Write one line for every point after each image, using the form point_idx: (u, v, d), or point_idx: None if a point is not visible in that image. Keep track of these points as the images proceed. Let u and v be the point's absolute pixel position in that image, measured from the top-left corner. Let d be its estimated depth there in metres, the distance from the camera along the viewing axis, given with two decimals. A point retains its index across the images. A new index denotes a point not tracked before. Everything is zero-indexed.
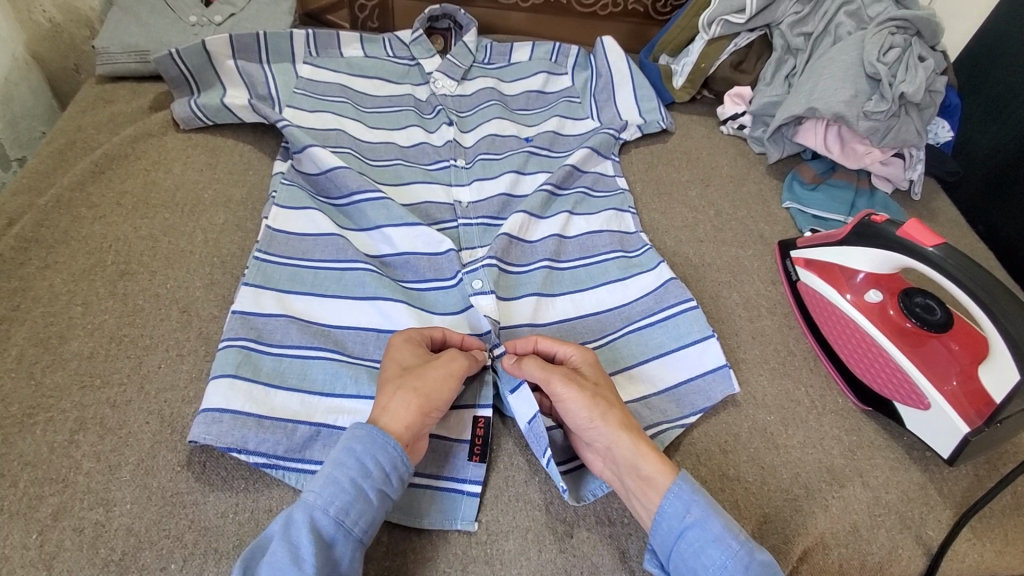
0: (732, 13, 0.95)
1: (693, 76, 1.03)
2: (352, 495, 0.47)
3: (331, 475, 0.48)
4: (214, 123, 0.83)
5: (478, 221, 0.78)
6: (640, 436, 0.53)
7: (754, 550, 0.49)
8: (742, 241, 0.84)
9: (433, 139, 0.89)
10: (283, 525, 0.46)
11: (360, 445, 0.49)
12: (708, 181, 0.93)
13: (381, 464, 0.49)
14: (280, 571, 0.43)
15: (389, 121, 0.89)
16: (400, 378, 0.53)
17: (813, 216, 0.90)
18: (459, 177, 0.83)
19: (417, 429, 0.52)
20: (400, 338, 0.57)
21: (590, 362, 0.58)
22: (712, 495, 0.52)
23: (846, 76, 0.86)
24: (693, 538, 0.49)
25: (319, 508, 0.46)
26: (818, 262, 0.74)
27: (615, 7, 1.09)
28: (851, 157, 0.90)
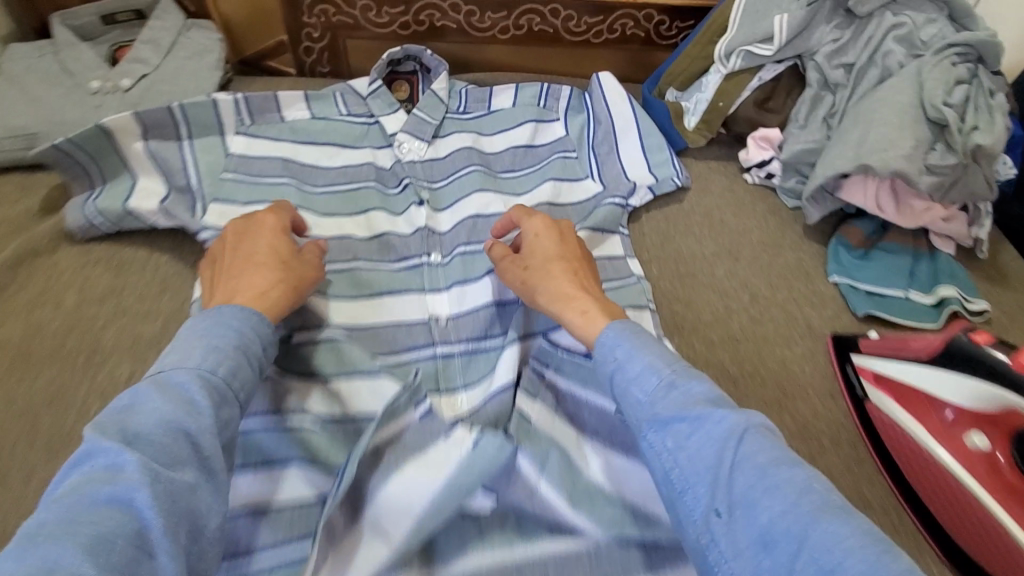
0: (756, 42, 0.78)
1: (710, 117, 0.85)
2: (236, 359, 0.48)
3: (204, 344, 0.47)
4: (121, 229, 0.66)
5: (460, 348, 0.65)
6: (573, 303, 0.57)
7: (680, 381, 0.48)
8: (787, 337, 0.70)
9: (400, 227, 0.74)
10: (157, 384, 0.43)
11: (235, 321, 0.50)
12: (736, 252, 0.78)
13: (253, 329, 0.50)
14: (173, 419, 0.42)
15: (346, 206, 0.73)
16: (263, 258, 0.57)
17: (867, 292, 0.75)
18: (434, 279, 0.69)
19: (269, 299, 0.54)
20: (274, 228, 0.61)
21: (537, 232, 0.64)
22: (648, 340, 0.52)
23: (904, 122, 0.70)
24: (619, 380, 0.50)
25: (206, 370, 0.45)
26: (894, 383, 0.62)
27: (612, 33, 0.91)
28: (909, 215, 0.75)
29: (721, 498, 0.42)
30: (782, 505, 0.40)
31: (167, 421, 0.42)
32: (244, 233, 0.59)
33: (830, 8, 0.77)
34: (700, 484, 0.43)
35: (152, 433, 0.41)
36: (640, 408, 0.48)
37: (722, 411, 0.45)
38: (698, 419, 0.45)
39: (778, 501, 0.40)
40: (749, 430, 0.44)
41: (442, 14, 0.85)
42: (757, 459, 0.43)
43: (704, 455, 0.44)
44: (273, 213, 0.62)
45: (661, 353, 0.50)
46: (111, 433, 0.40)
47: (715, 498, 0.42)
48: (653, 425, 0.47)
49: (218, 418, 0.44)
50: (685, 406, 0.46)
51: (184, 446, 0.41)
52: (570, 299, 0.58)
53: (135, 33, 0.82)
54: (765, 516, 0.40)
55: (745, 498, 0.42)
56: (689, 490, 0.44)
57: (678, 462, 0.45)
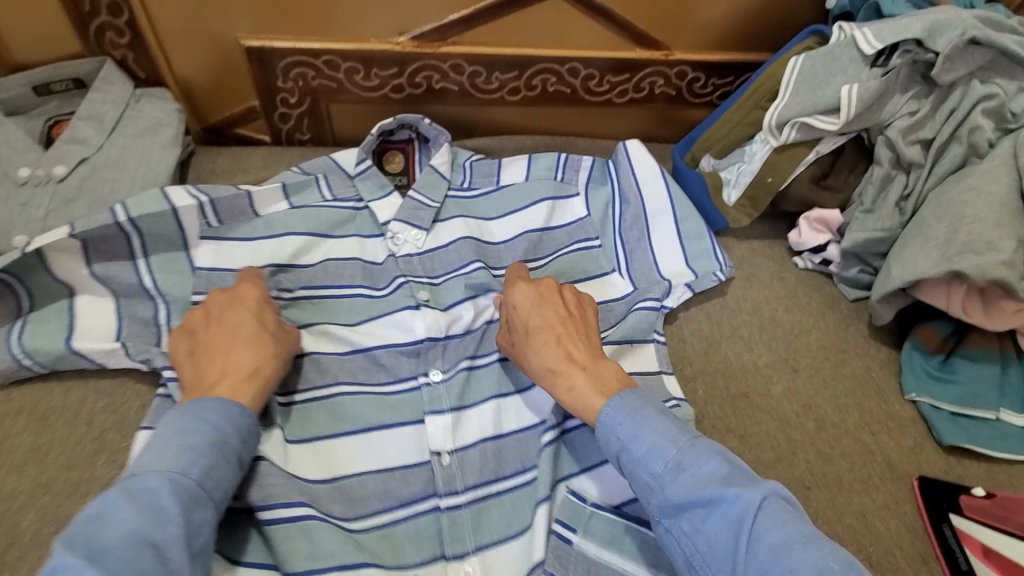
0: (818, 114, 0.66)
1: (755, 193, 0.73)
2: (213, 457, 0.42)
3: (177, 441, 0.42)
4: (59, 369, 0.55)
5: (468, 497, 0.54)
6: (562, 378, 0.52)
7: (688, 461, 0.43)
8: (865, 480, 0.58)
9: (383, 338, 0.60)
10: (125, 491, 0.38)
11: (213, 414, 0.44)
12: (794, 361, 0.66)
13: (237, 427, 0.45)
14: (134, 529, 0.37)
15: (318, 324, 0.59)
16: (247, 331, 0.51)
17: (952, 413, 0.62)
18: (434, 398, 0.57)
19: (257, 379, 0.49)
20: (253, 300, 0.54)
21: (520, 304, 0.57)
22: (656, 411, 0.47)
23: (1003, 218, 0.59)
24: (625, 463, 0.46)
25: (178, 473, 0.40)
26: (1000, 555, 0.52)
27: (638, 92, 0.78)
28: (997, 319, 0.62)
29: None
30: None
31: (133, 533, 0.37)
32: (224, 312, 0.52)
33: (906, 74, 0.65)
34: (721, 570, 0.40)
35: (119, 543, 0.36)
36: (653, 492, 0.44)
37: (735, 486, 0.41)
38: (711, 502, 0.41)
39: (806, 574, 0.37)
40: (764, 502, 0.40)
41: (441, 76, 0.72)
42: (770, 538, 0.39)
43: (720, 541, 0.40)
44: (255, 286, 0.55)
45: (667, 426, 0.46)
46: (81, 545, 0.35)
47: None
48: (666, 512, 0.43)
49: (192, 521, 0.39)
50: (700, 487, 0.42)
51: (150, 559, 0.36)
52: (556, 374, 0.52)
53: (76, 105, 0.69)
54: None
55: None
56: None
57: (697, 547, 0.41)
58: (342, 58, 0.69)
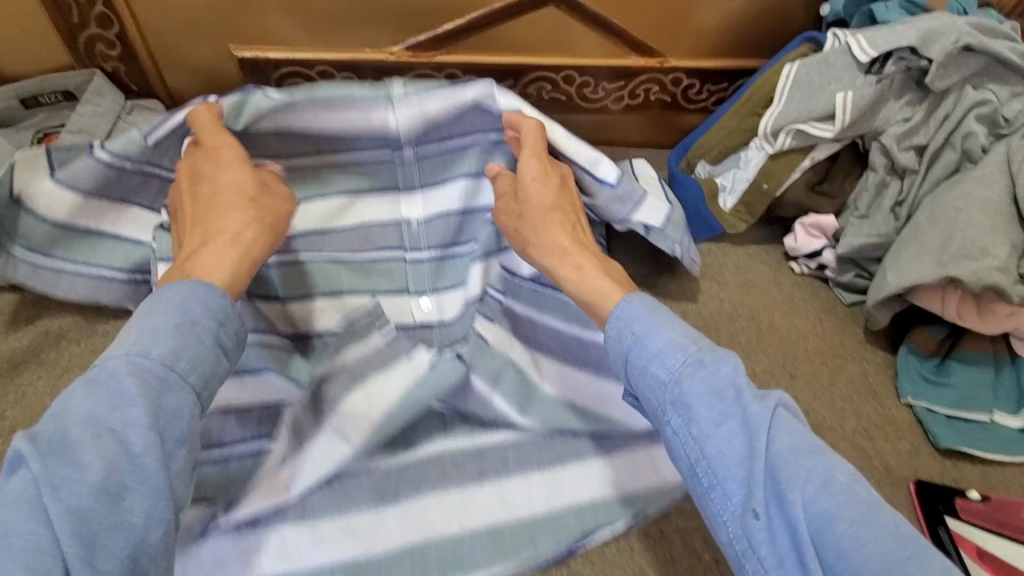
0: (812, 121, 0.67)
1: (751, 199, 0.74)
2: (185, 338, 0.40)
3: (141, 328, 0.39)
4: (96, 302, 0.59)
5: (433, 286, 0.64)
6: (569, 257, 0.53)
7: (707, 360, 0.41)
8: (863, 483, 0.58)
9: (364, 167, 0.62)
10: (86, 381, 0.37)
11: (185, 295, 0.42)
12: (792, 365, 0.66)
13: (207, 311, 0.42)
14: (95, 413, 0.36)
15: (302, 148, 0.60)
16: (240, 196, 0.49)
17: (947, 416, 0.63)
18: (411, 203, 0.64)
19: (246, 263, 0.47)
20: (234, 159, 0.51)
21: (535, 177, 0.57)
22: (671, 314, 0.44)
23: (997, 224, 0.60)
24: (636, 357, 0.43)
25: (138, 354, 0.38)
26: (995, 559, 0.52)
27: (633, 98, 0.78)
28: (992, 322, 0.63)
29: (756, 490, 0.37)
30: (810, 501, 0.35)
31: (91, 418, 0.36)
32: (203, 174, 0.51)
33: (901, 81, 0.65)
34: (733, 477, 0.38)
35: (76, 434, 0.35)
36: (663, 390, 0.41)
37: (750, 396, 0.39)
38: (726, 398, 0.39)
39: (805, 487, 0.36)
40: (776, 413, 0.39)
41: None
42: (780, 446, 0.37)
43: (734, 447, 0.38)
44: (231, 147, 0.52)
45: (685, 328, 0.43)
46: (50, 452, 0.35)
47: (751, 493, 0.37)
48: (675, 408, 0.40)
49: (159, 406, 0.37)
50: (716, 389, 0.39)
51: (108, 446, 0.35)
52: (565, 254, 0.53)
53: (65, 116, 0.69)
54: (796, 512, 0.35)
55: (776, 489, 0.36)
56: (721, 482, 0.38)
57: (705, 454, 0.39)
58: (336, 68, 0.69)
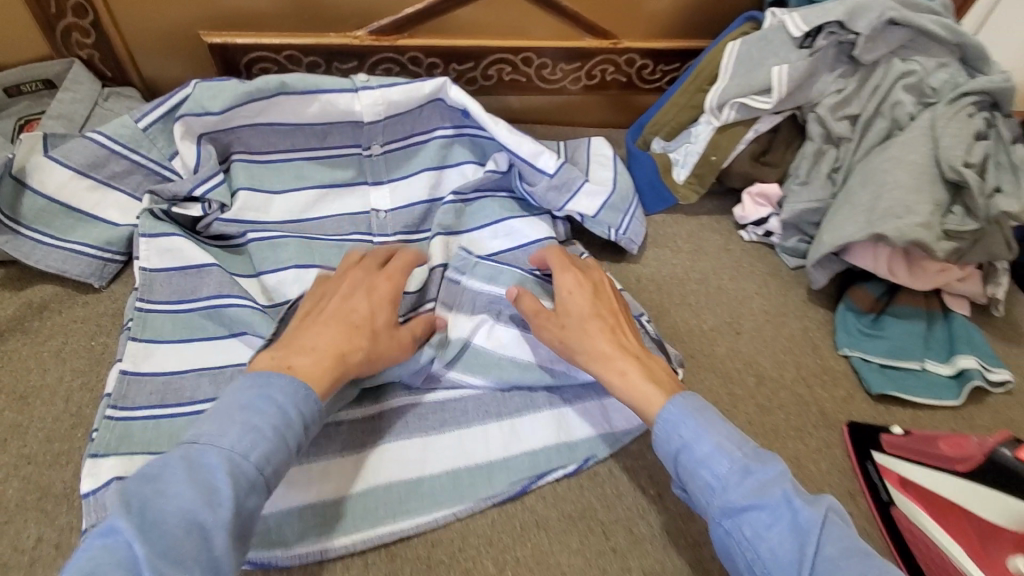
0: (752, 94, 0.71)
1: (702, 171, 0.78)
2: (273, 442, 0.44)
3: (242, 419, 0.44)
4: (64, 275, 0.62)
5: (395, 238, 0.71)
6: (613, 363, 0.54)
7: (754, 466, 0.46)
8: (800, 426, 0.63)
9: (332, 139, 0.71)
10: (186, 462, 0.41)
11: (281, 394, 0.46)
12: (738, 324, 0.71)
13: (302, 411, 0.46)
14: (189, 508, 0.39)
15: (263, 118, 0.68)
16: (363, 324, 0.53)
17: (881, 365, 0.68)
18: (376, 172, 0.73)
19: (339, 372, 0.50)
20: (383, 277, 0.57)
21: (570, 290, 0.58)
22: (716, 416, 0.49)
23: (921, 184, 0.63)
24: (684, 460, 0.48)
25: (238, 454, 0.42)
26: (919, 488, 0.54)
27: (591, 79, 0.83)
28: (922, 278, 0.69)
29: None
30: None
31: (186, 510, 0.39)
32: (333, 290, 0.56)
33: (833, 55, 0.70)
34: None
35: (173, 525, 0.38)
36: (711, 493, 0.46)
37: (798, 501, 0.44)
38: (761, 504, 0.44)
39: None
40: (827, 518, 0.43)
41: (400, 67, 0.76)
42: (831, 552, 0.42)
43: (785, 550, 0.42)
44: (388, 276, 0.57)
45: (730, 431, 0.48)
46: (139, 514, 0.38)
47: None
48: (725, 516, 0.45)
49: (242, 507, 0.41)
50: (761, 492, 0.45)
51: (196, 541, 0.38)
52: (606, 359, 0.54)
53: (46, 105, 0.71)
54: None
55: None
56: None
57: (758, 555, 0.43)
58: (303, 52, 0.72)
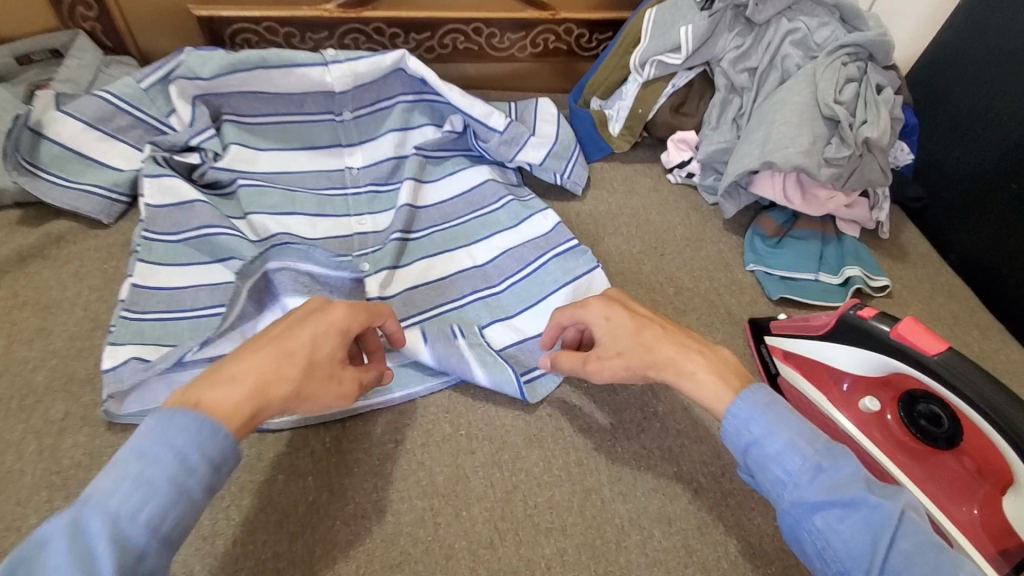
0: (666, 52, 0.84)
1: (631, 123, 0.91)
2: (169, 497, 0.37)
3: (136, 472, 0.37)
4: (77, 211, 0.72)
5: (366, 188, 0.80)
6: (681, 365, 0.51)
7: (826, 463, 0.43)
8: (710, 324, 0.75)
9: (308, 104, 0.81)
10: (69, 529, 0.34)
11: (182, 435, 0.38)
12: (663, 248, 0.83)
13: (208, 457, 0.39)
14: None
15: (240, 86, 0.78)
16: (301, 356, 0.46)
17: (781, 277, 0.80)
18: (348, 136, 0.83)
19: (254, 409, 0.42)
20: (336, 321, 0.49)
21: (604, 318, 0.56)
22: (789, 407, 0.47)
23: (801, 120, 0.76)
24: (757, 455, 0.46)
25: (124, 515, 0.35)
26: (797, 357, 0.65)
27: (536, 47, 0.95)
28: (815, 204, 0.81)
29: None
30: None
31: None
32: (297, 319, 0.48)
33: (731, 17, 0.83)
34: (856, 569, 0.41)
35: None
36: (784, 488, 0.44)
37: (875, 498, 0.41)
38: (852, 503, 0.41)
39: None
40: (904, 511, 0.41)
41: (366, 37, 0.88)
42: (905, 546, 0.40)
43: (858, 541, 0.41)
44: (343, 311, 0.49)
45: (802, 425, 0.46)
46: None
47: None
48: (799, 510, 0.43)
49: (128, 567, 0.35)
50: (835, 488, 0.42)
51: None
52: (675, 367, 0.51)
53: (53, 72, 0.81)
54: None
55: None
56: (848, 570, 0.41)
57: (830, 545, 0.42)
58: (279, 24, 0.84)
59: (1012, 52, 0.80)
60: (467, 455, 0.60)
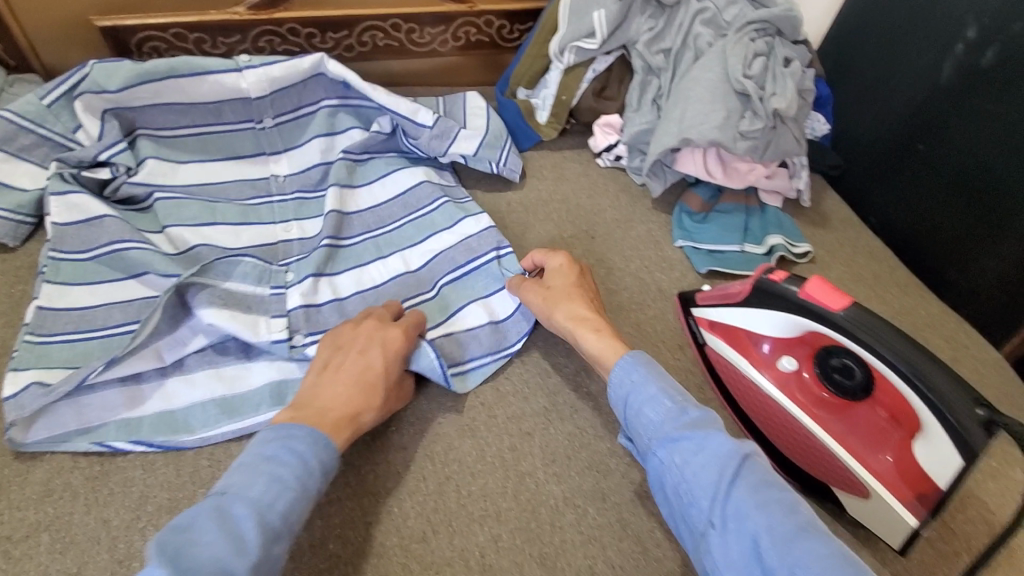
0: (583, 38, 0.85)
1: (557, 110, 0.91)
2: (296, 491, 0.45)
3: (267, 472, 0.46)
4: None
5: (293, 196, 0.79)
6: (583, 328, 0.61)
7: (688, 409, 0.51)
8: (641, 301, 0.76)
9: (227, 114, 0.79)
10: (220, 514, 0.42)
11: (301, 443, 0.48)
12: (593, 230, 0.84)
13: (320, 460, 0.48)
14: (224, 555, 0.39)
15: (155, 97, 0.76)
16: (376, 380, 0.56)
17: (709, 251, 0.82)
18: (272, 142, 0.82)
19: (352, 428, 0.53)
20: (392, 344, 0.58)
21: (559, 267, 0.68)
22: (662, 368, 0.55)
23: (714, 97, 0.78)
24: (635, 403, 0.53)
25: (265, 504, 0.43)
26: (721, 325, 0.67)
27: (458, 40, 0.94)
28: (736, 177, 0.83)
29: (721, 508, 0.45)
30: (771, 523, 0.43)
31: (218, 557, 0.39)
32: (363, 346, 0.58)
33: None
34: (700, 499, 0.46)
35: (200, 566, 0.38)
36: (652, 428, 0.51)
37: (724, 437, 0.48)
38: (700, 438, 0.48)
39: (765, 515, 0.43)
40: (747, 453, 0.47)
41: (281, 39, 0.86)
42: (748, 479, 0.45)
43: (704, 472, 0.46)
44: (398, 334, 0.59)
45: (672, 382, 0.53)
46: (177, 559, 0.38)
47: (710, 515, 0.45)
48: (661, 446, 0.49)
49: (266, 539, 0.42)
50: (692, 427, 0.49)
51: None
52: (580, 326, 0.61)
53: None
54: (755, 526, 0.43)
55: (737, 512, 0.44)
56: (694, 501, 0.46)
57: (684, 478, 0.47)
58: (188, 30, 0.82)
59: (910, 21, 0.84)
60: (399, 451, 0.59)
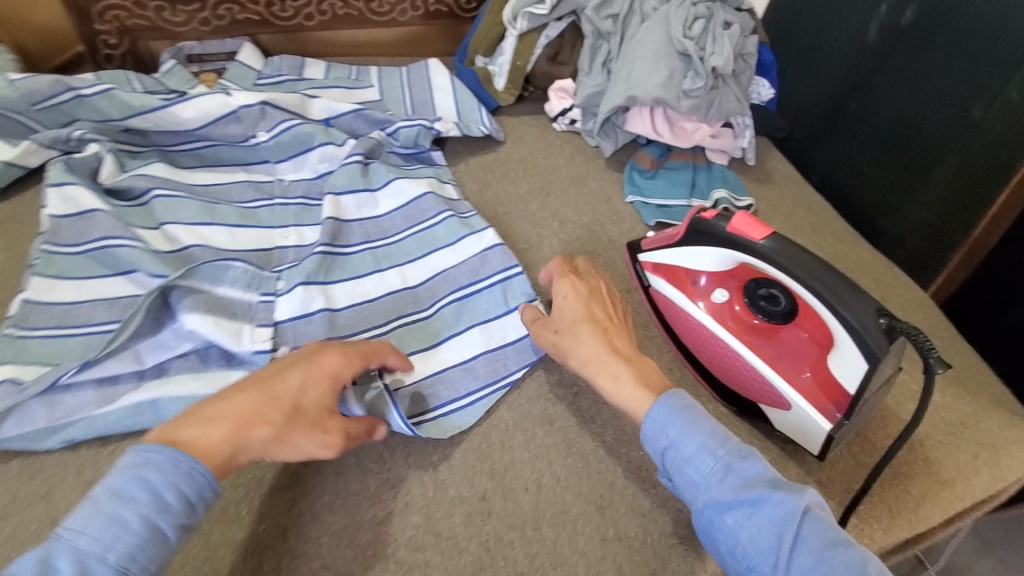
0: (533, 4, 0.88)
1: (513, 76, 0.95)
2: (141, 538, 0.41)
3: (112, 510, 0.41)
4: None
5: (297, 200, 0.77)
6: (604, 367, 0.56)
7: (735, 463, 0.48)
8: (592, 251, 0.80)
9: (226, 128, 0.80)
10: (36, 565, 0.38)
11: (158, 475, 0.42)
12: (548, 188, 0.88)
13: (183, 496, 0.43)
14: None
15: (152, 122, 0.77)
16: (287, 398, 0.49)
17: (658, 206, 0.86)
18: (274, 152, 0.81)
19: (231, 456, 0.46)
20: (330, 361, 0.52)
21: (566, 296, 0.62)
22: (700, 413, 0.51)
23: (657, 57, 0.82)
24: (673, 457, 0.50)
25: (95, 551, 0.39)
26: (663, 265, 0.70)
27: (416, 10, 0.97)
28: (683, 136, 0.87)
29: None
30: None
31: None
32: (288, 360, 0.51)
33: None
34: (762, 564, 0.45)
35: None
36: (697, 489, 0.48)
37: (780, 494, 0.46)
38: (758, 501, 0.46)
39: None
40: (807, 508, 0.46)
41: (240, 6, 0.89)
42: (811, 542, 0.44)
43: (764, 538, 0.45)
44: (335, 355, 0.52)
45: (713, 428, 0.50)
46: None
47: None
48: (710, 509, 0.48)
49: None
50: (742, 489, 0.47)
51: None
52: (601, 363, 0.56)
53: None
54: None
55: None
56: (755, 566, 0.45)
57: (738, 542, 0.46)
58: None
59: None
60: None
